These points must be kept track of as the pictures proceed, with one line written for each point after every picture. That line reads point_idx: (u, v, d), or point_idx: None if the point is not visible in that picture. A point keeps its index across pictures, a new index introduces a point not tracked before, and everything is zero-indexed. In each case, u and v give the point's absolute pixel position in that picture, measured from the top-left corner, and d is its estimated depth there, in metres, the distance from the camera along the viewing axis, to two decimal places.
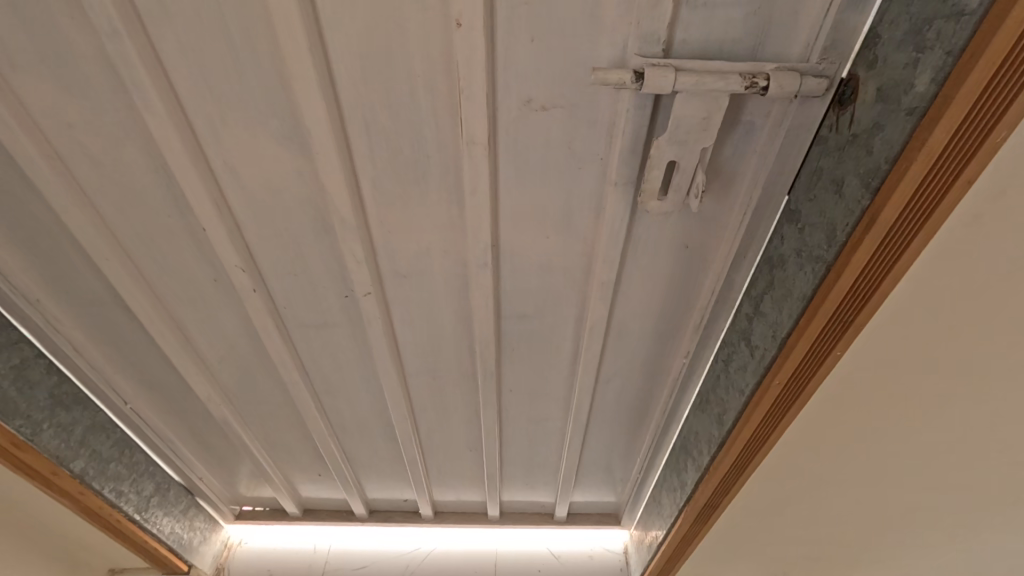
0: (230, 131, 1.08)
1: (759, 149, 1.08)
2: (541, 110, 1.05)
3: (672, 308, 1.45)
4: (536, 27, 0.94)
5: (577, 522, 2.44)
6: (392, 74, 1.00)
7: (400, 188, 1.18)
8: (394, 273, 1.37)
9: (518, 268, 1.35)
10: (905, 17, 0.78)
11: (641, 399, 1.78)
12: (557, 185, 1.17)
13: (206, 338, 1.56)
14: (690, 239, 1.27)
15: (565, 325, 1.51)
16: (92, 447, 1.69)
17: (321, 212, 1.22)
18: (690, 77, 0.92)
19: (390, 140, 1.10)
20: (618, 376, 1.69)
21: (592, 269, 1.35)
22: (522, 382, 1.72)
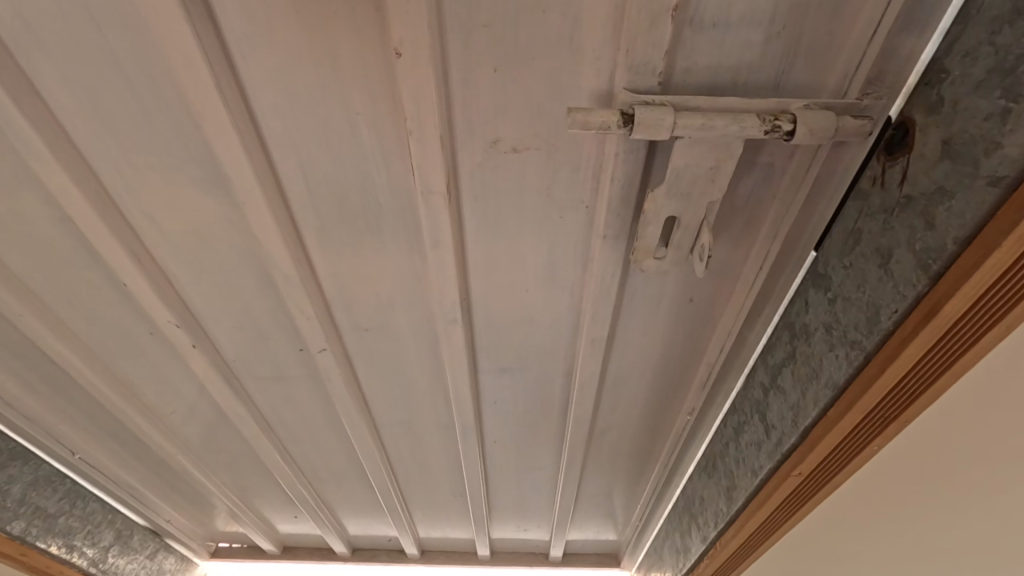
0: (142, 179, 0.91)
1: (779, 199, 0.88)
2: (511, 153, 0.86)
3: (675, 365, 1.26)
4: (500, 55, 0.74)
5: (574, 563, 2.27)
6: (327, 114, 0.82)
7: (351, 241, 1.00)
8: (354, 328, 1.19)
9: (495, 322, 1.17)
10: (987, 50, 0.58)
11: (641, 450, 1.60)
12: (536, 236, 0.98)
13: (151, 392, 1.40)
14: (695, 295, 1.07)
15: (551, 380, 1.33)
16: (35, 503, 1.57)
17: (261, 265, 1.05)
18: (693, 119, 0.72)
19: (332, 188, 0.92)
20: (614, 430, 1.51)
21: (581, 324, 1.16)
22: (507, 433, 1.54)
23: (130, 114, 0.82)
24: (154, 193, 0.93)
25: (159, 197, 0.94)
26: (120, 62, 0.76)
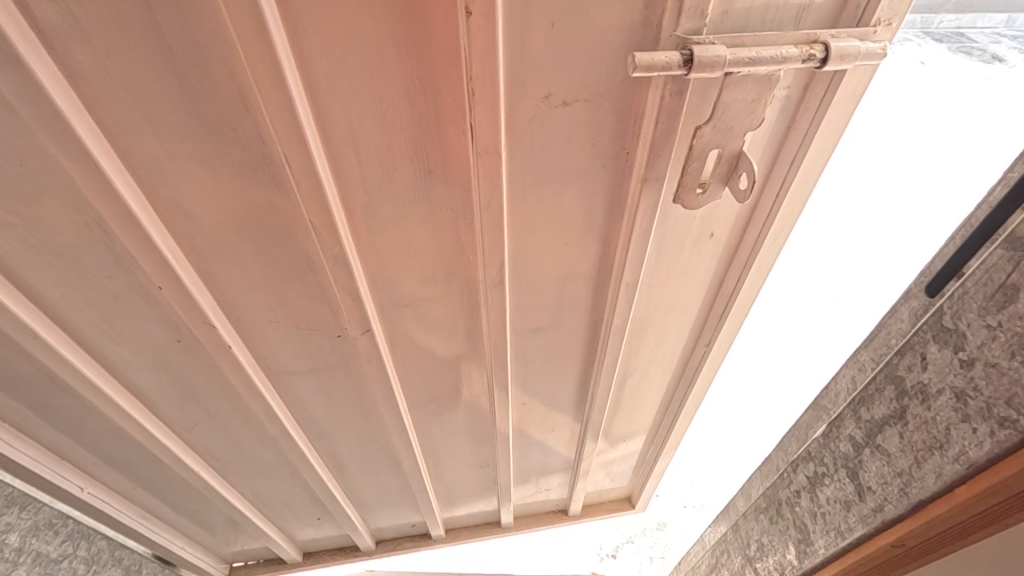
0: (180, 172, 0.87)
1: (796, 126, 0.98)
2: (560, 109, 0.90)
3: (696, 298, 1.37)
4: (558, 10, 0.78)
5: (591, 513, 2.39)
6: (388, 86, 0.82)
7: (399, 217, 1.01)
8: (392, 309, 1.20)
9: (533, 280, 1.21)
10: None
11: (658, 390, 1.72)
12: (578, 192, 1.03)
13: (173, 407, 1.34)
14: (716, 228, 1.19)
15: (579, 334, 1.41)
16: (37, 550, 1.47)
17: (303, 252, 1.02)
18: (743, 55, 0.79)
19: (384, 163, 0.92)
20: (641, 374, 1.61)
21: (613, 271, 1.22)
22: (534, 396, 1.60)
23: (171, 101, 0.78)
24: (193, 185, 0.89)
25: (198, 189, 0.90)
26: (169, 47, 0.73)
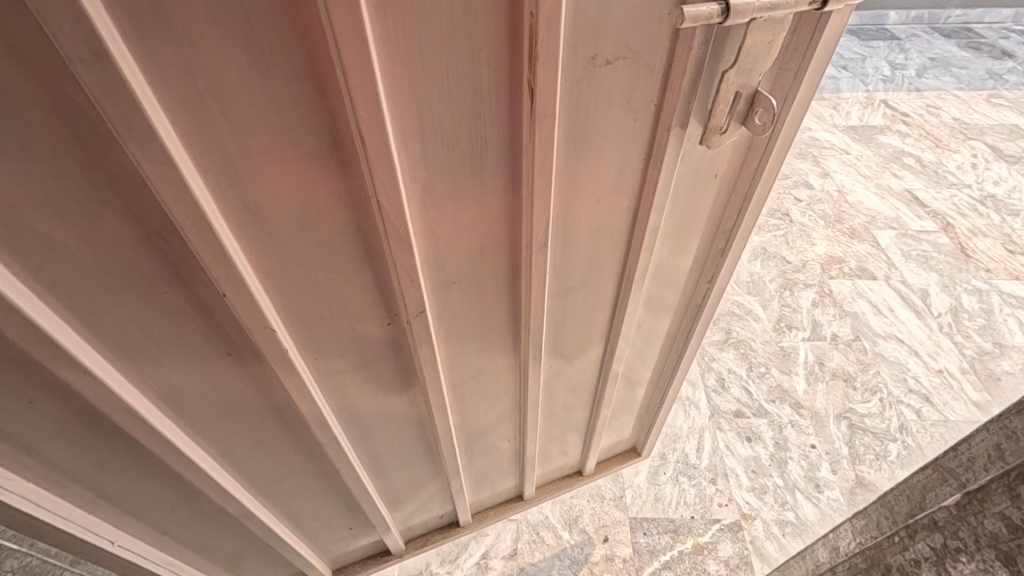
0: (285, 228, 0.58)
1: (782, 67, 0.70)
2: (609, 69, 0.63)
3: (686, 258, 0.96)
4: None
5: None
6: (495, 170, 0.66)
7: (490, 271, 0.79)
8: (463, 373, 0.95)
9: (579, 323, 0.98)
10: None
11: (720, 418, 1.54)
12: (619, 159, 0.74)
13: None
14: (727, 162, 0.82)
15: (632, 350, 1.12)
16: None
17: (320, 320, 0.71)
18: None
19: (492, 220, 0.72)
20: (656, 367, 1.21)
21: (655, 273, 0.95)
22: (553, 423, 1.20)
23: (292, 130, 0.51)
24: (294, 244, 0.60)
25: (321, 322, 0.71)
26: (264, 41, 0.45)
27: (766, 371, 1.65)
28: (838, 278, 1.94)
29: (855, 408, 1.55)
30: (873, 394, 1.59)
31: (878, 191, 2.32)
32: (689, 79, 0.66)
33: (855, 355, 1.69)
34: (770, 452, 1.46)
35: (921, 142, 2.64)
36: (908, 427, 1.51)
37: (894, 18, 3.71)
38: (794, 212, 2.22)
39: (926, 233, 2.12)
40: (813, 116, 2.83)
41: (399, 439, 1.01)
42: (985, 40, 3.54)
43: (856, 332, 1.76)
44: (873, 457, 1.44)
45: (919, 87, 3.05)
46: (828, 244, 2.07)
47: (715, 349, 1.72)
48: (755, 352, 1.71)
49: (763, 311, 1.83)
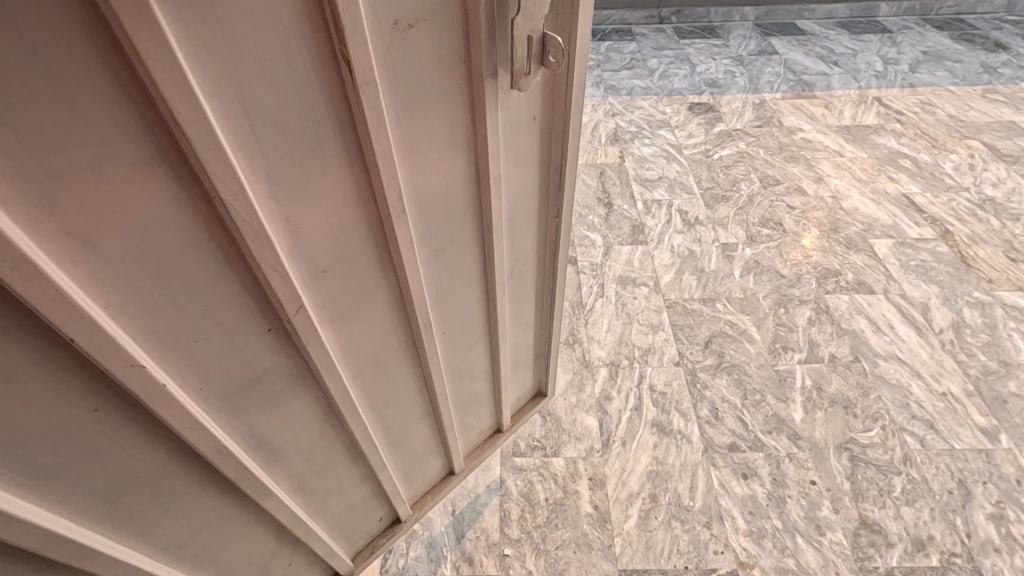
0: (130, 253, 0.47)
1: (556, 10, 0.66)
2: (415, 31, 0.56)
3: (533, 201, 0.90)
4: None
5: None
6: (343, 151, 0.57)
7: (371, 264, 0.70)
8: (371, 385, 0.86)
9: (461, 299, 0.91)
10: None
11: (713, 450, 1.45)
12: (451, 119, 0.66)
13: None
14: (539, 107, 0.77)
15: (518, 306, 1.08)
16: None
17: (224, 380, 0.62)
18: None
19: (359, 207, 0.63)
20: (538, 318, 1.17)
21: (513, 230, 0.90)
22: (464, 400, 1.14)
23: (100, 130, 0.40)
24: (147, 270, 0.49)
25: (208, 358, 0.59)
26: (83, 82, 0.38)
27: (761, 398, 1.56)
28: (835, 292, 1.85)
29: (856, 437, 1.46)
30: (874, 421, 1.50)
31: (874, 197, 2.23)
32: (488, 32, 0.61)
33: (856, 378, 1.60)
34: (768, 490, 1.37)
35: (916, 140, 2.55)
36: (912, 457, 1.42)
37: (885, 10, 3.61)
38: (787, 221, 2.13)
39: (925, 241, 2.03)
40: (804, 116, 2.73)
41: (330, 471, 0.92)
42: (978, 31, 3.45)
43: (855, 353, 1.67)
44: (876, 493, 1.36)
45: (913, 83, 2.96)
46: (823, 256, 1.99)
47: (706, 374, 1.62)
48: (750, 377, 1.61)
49: (757, 331, 1.74)
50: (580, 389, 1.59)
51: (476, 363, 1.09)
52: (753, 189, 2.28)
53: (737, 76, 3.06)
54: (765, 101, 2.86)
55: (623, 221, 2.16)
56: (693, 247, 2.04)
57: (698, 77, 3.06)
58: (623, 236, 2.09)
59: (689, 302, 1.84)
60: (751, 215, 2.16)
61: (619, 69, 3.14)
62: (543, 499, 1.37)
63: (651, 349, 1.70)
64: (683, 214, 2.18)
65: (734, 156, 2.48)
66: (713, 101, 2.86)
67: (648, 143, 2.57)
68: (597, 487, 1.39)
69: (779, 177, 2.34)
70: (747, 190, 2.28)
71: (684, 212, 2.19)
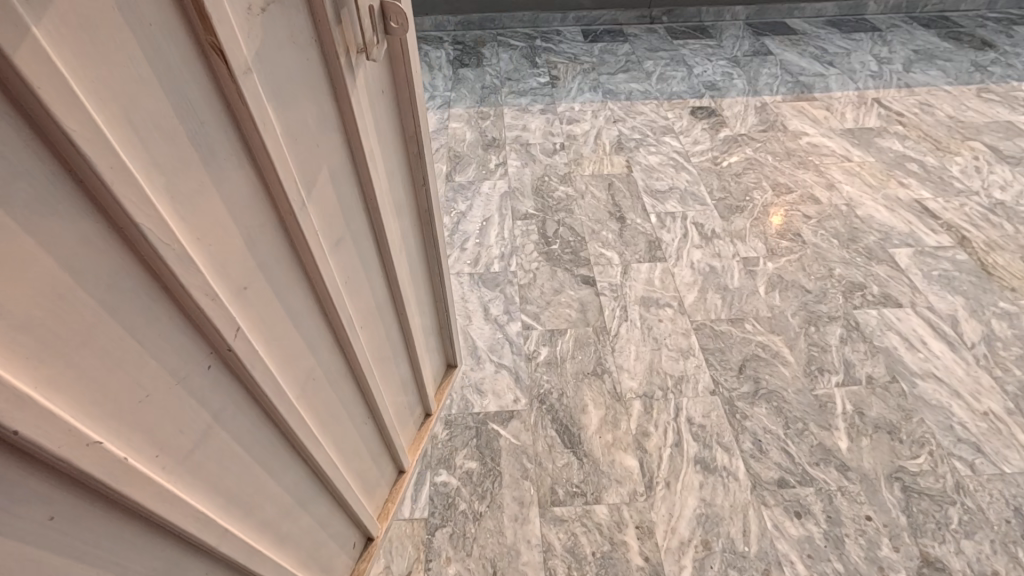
0: (60, 321, 0.45)
1: None
2: (267, 15, 0.59)
3: (399, 174, 1.01)
4: None
5: None
6: (235, 150, 0.59)
7: (285, 264, 0.73)
8: (313, 395, 0.87)
9: (366, 281, 0.96)
10: None
11: (761, 486, 1.38)
12: (316, 101, 0.72)
13: None
14: (385, 81, 0.88)
15: (411, 275, 1.18)
16: None
17: (175, 436, 0.61)
18: None
19: (259, 208, 0.65)
20: (429, 286, 1.29)
21: (391, 198, 0.99)
22: (394, 387, 1.21)
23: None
24: (68, 329, 0.46)
25: (150, 412, 0.56)
26: None
27: (804, 427, 1.49)
28: (863, 308, 1.80)
29: (906, 466, 1.41)
30: (921, 446, 1.45)
31: (888, 204, 2.19)
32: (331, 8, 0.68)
33: (897, 401, 1.54)
34: (824, 530, 1.30)
35: (920, 142, 2.52)
36: (964, 485, 1.37)
37: (872, 8, 3.60)
38: (806, 232, 2.07)
39: (943, 248, 2.00)
40: (808, 119, 2.68)
41: (299, 502, 0.91)
42: (963, 29, 3.47)
43: (891, 373, 1.61)
44: (934, 527, 1.30)
45: (909, 83, 2.95)
46: (846, 268, 1.93)
47: (744, 404, 1.54)
48: (789, 404, 1.54)
49: (790, 352, 1.67)
50: (615, 426, 1.49)
51: (393, 343, 1.15)
52: (766, 199, 2.22)
53: (736, 78, 3.00)
54: (767, 104, 2.81)
55: (638, 237, 2.06)
56: (713, 263, 1.96)
57: (696, 80, 2.99)
58: (640, 253, 2.00)
59: (717, 323, 1.76)
60: (768, 226, 2.10)
61: (615, 72, 3.04)
62: (590, 554, 1.27)
63: (684, 377, 1.61)
64: (699, 227, 2.10)
65: (743, 163, 2.41)
66: (714, 105, 2.79)
67: (654, 151, 2.48)
68: (646, 536, 1.30)
69: (791, 185, 2.28)
70: (760, 200, 2.22)
71: (700, 224, 2.11)
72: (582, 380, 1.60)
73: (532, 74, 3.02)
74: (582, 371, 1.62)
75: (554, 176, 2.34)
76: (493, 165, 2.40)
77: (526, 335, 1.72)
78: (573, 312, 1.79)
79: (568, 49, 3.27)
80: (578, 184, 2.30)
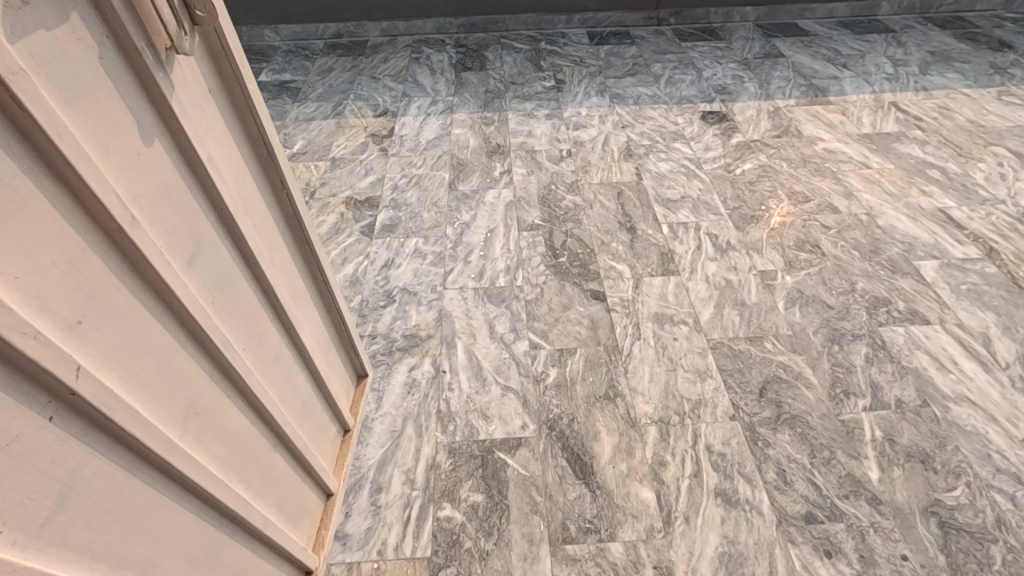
0: None
1: None
2: (33, 11, 0.55)
3: (254, 178, 0.96)
4: None
5: None
6: (25, 165, 0.55)
7: (123, 288, 0.68)
8: (198, 427, 0.81)
9: (236, 298, 0.91)
10: None
11: (787, 521, 1.29)
12: (125, 104, 0.68)
13: None
14: (210, 79, 0.84)
15: (294, 289, 1.12)
16: None
17: (26, 498, 0.56)
18: None
19: (74, 227, 0.61)
20: (317, 295, 1.24)
21: (248, 207, 0.94)
22: (299, 406, 1.15)
23: None
24: None
25: None
26: None
27: (830, 455, 1.40)
28: (888, 325, 1.70)
29: (942, 500, 1.31)
30: (957, 477, 1.35)
31: (910, 213, 2.09)
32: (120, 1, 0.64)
33: (929, 427, 1.45)
34: (857, 571, 1.21)
35: (943, 148, 2.42)
36: (1006, 520, 1.28)
37: (884, 9, 3.51)
38: (825, 243, 1.98)
39: (971, 261, 1.90)
40: (823, 124, 2.59)
41: (210, 545, 0.85)
42: (980, 29, 3.36)
43: (922, 396, 1.52)
44: (976, 567, 1.21)
45: (927, 85, 2.85)
46: (869, 282, 1.83)
47: (767, 430, 1.45)
48: (814, 430, 1.45)
49: (813, 373, 1.58)
50: (629, 455, 1.41)
51: (287, 361, 1.10)
52: (783, 208, 2.12)
53: (747, 81, 2.91)
54: (780, 108, 2.71)
55: (650, 249, 1.97)
56: (729, 276, 1.87)
57: (706, 83, 2.90)
58: (652, 266, 1.91)
59: (735, 342, 1.67)
60: (785, 237, 2.00)
61: (622, 76, 2.95)
62: None
63: (701, 401, 1.52)
64: (713, 238, 2.01)
65: (757, 170, 2.32)
66: (725, 109, 2.70)
67: (665, 158, 2.39)
68: None
69: (808, 193, 2.19)
70: (776, 209, 2.12)
71: (714, 235, 2.01)
72: (594, 405, 1.51)
73: (536, 78, 2.94)
74: (594, 395, 1.53)
75: (561, 184, 2.25)
76: (498, 173, 2.31)
77: (534, 355, 1.63)
78: (583, 330, 1.70)
79: (573, 52, 3.18)
80: (586, 193, 2.21)
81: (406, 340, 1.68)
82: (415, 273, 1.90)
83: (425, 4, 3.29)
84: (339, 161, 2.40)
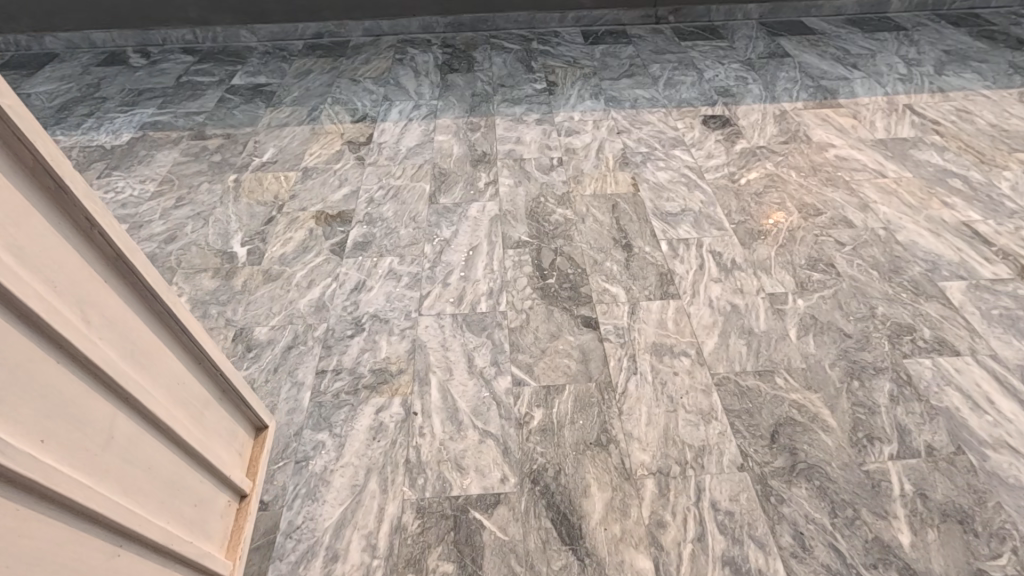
0: None
1: None
2: None
3: (38, 219, 0.77)
4: None
5: None
6: None
7: None
8: None
9: (21, 377, 0.72)
10: None
11: None
12: None
13: None
14: None
15: (132, 346, 0.93)
16: None
17: None
18: None
19: None
20: (174, 345, 1.05)
21: (31, 258, 0.75)
22: (157, 486, 0.95)
23: None
24: None
25: None
26: None
27: (854, 514, 1.22)
28: (914, 357, 1.52)
29: (985, 570, 1.14)
30: (1002, 542, 1.18)
31: (933, 227, 1.91)
32: None
33: (966, 479, 1.27)
34: None
35: (963, 154, 2.24)
36: None
37: (895, 6, 3.33)
38: (840, 262, 1.80)
39: (1002, 281, 1.72)
40: (833, 128, 2.41)
41: None
42: (997, 26, 3.18)
43: (956, 441, 1.34)
44: None
45: (943, 87, 2.67)
46: (890, 306, 1.65)
47: (779, 483, 1.27)
48: (835, 484, 1.27)
49: (832, 414, 1.40)
50: (623, 514, 1.23)
51: (129, 435, 0.90)
52: (793, 222, 1.94)
53: (751, 83, 2.73)
54: (787, 111, 2.53)
55: (647, 269, 1.79)
56: (735, 300, 1.69)
57: (707, 85, 2.72)
58: (650, 288, 1.73)
59: (743, 377, 1.49)
60: (796, 255, 1.82)
61: (618, 78, 2.77)
62: None
63: (706, 448, 1.34)
64: (717, 257, 1.83)
65: (763, 179, 2.14)
66: (728, 113, 2.52)
67: (663, 167, 2.21)
68: None
69: (820, 206, 2.01)
70: (785, 223, 1.94)
71: (718, 253, 1.84)
72: (584, 454, 1.33)
73: (526, 80, 2.76)
74: (583, 441, 1.35)
75: (551, 196, 2.07)
76: (482, 184, 2.13)
77: (516, 394, 1.45)
78: (572, 364, 1.52)
79: (566, 52, 3.01)
80: (578, 206, 2.03)
81: (373, 375, 1.51)
82: (387, 297, 1.72)
83: (409, 2, 3.11)
84: (312, 171, 2.22)
